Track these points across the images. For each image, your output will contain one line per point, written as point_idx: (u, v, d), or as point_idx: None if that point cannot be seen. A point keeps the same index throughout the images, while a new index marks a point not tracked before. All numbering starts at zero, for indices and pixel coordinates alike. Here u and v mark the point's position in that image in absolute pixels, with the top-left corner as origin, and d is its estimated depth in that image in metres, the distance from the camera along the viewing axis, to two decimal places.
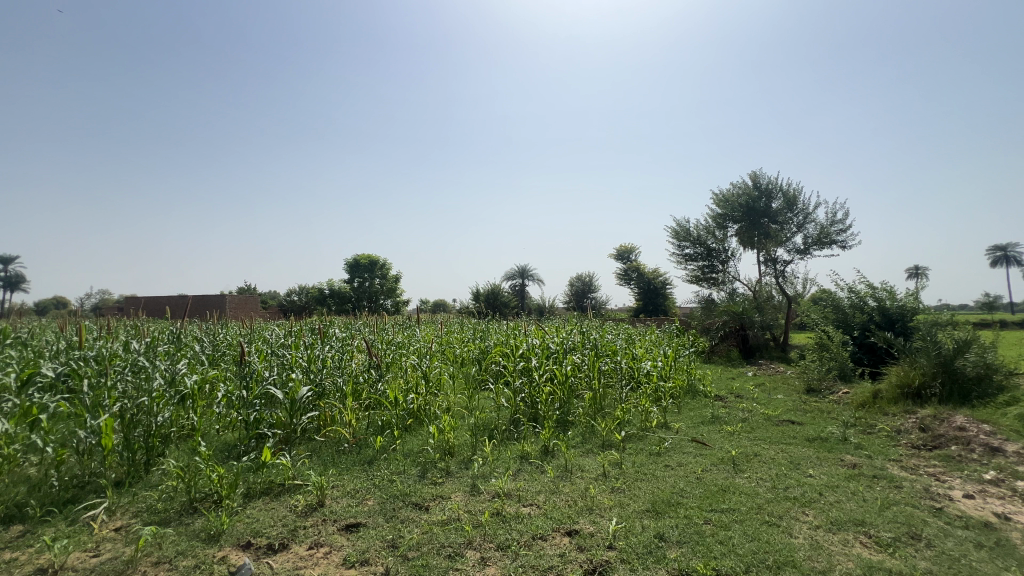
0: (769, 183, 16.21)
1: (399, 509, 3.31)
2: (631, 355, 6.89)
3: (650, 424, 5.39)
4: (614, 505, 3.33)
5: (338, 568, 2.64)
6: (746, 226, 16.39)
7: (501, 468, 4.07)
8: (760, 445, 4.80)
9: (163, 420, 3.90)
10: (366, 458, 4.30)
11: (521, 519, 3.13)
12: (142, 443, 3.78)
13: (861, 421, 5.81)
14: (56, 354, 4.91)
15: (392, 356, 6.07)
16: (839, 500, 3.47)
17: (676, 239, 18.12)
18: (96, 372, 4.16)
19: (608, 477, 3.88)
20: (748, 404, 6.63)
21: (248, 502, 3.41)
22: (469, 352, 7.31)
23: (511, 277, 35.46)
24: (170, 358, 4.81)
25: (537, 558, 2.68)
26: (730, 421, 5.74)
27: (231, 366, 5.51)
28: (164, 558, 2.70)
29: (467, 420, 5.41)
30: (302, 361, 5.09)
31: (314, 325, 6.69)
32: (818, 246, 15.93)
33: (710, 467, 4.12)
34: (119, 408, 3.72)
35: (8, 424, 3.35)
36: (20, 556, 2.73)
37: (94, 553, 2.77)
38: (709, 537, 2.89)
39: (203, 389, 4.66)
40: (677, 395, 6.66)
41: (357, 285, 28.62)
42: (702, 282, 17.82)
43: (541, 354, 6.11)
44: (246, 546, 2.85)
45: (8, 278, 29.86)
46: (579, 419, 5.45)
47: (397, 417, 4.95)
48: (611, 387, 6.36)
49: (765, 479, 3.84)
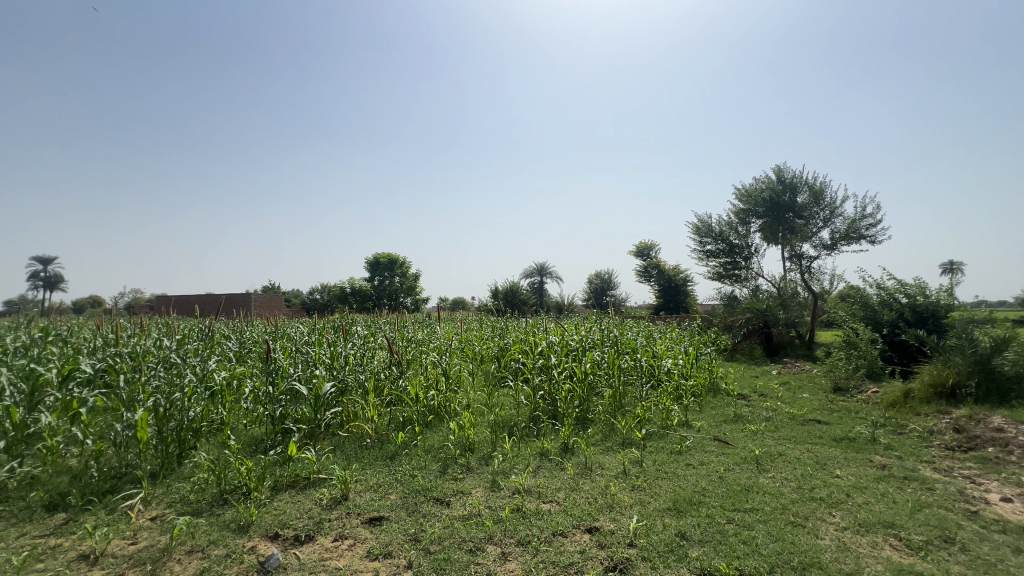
0: (794, 177, 15.76)
1: (420, 504, 3.36)
2: (651, 353, 6.82)
3: (671, 422, 5.32)
4: (634, 503, 3.32)
5: (362, 560, 2.71)
6: (770, 222, 16.03)
7: (520, 465, 4.09)
8: (784, 444, 4.70)
9: (195, 415, 4.04)
10: (388, 453, 4.38)
11: (541, 515, 3.15)
12: (174, 437, 3.92)
13: (891, 421, 5.64)
14: (94, 351, 5.13)
15: (413, 354, 6.17)
16: (867, 502, 3.38)
17: (697, 235, 17.86)
18: (131, 368, 4.34)
19: (628, 475, 3.85)
20: (771, 403, 6.48)
21: (275, 494, 3.52)
22: (489, 350, 7.36)
23: (529, 274, 35.59)
24: (200, 355, 4.98)
25: (558, 554, 2.69)
26: (753, 420, 5.63)
27: (257, 362, 5.66)
28: (197, 547, 2.80)
29: (487, 417, 5.44)
30: (325, 358, 5.20)
31: (336, 323, 6.82)
32: (846, 241, 15.48)
33: (733, 467, 4.06)
34: (153, 403, 3.88)
35: (52, 418, 3.53)
36: (64, 542, 2.88)
37: (132, 541, 2.90)
38: (732, 536, 2.85)
39: (232, 385, 4.81)
40: (698, 394, 6.56)
41: (378, 283, 29.27)
42: (724, 278, 17.54)
43: (560, 352, 6.10)
44: (274, 537, 2.94)
45: (48, 279, 31.33)
46: (598, 417, 5.43)
47: (418, 413, 5.03)
48: (631, 385, 6.32)
49: (790, 479, 3.77)
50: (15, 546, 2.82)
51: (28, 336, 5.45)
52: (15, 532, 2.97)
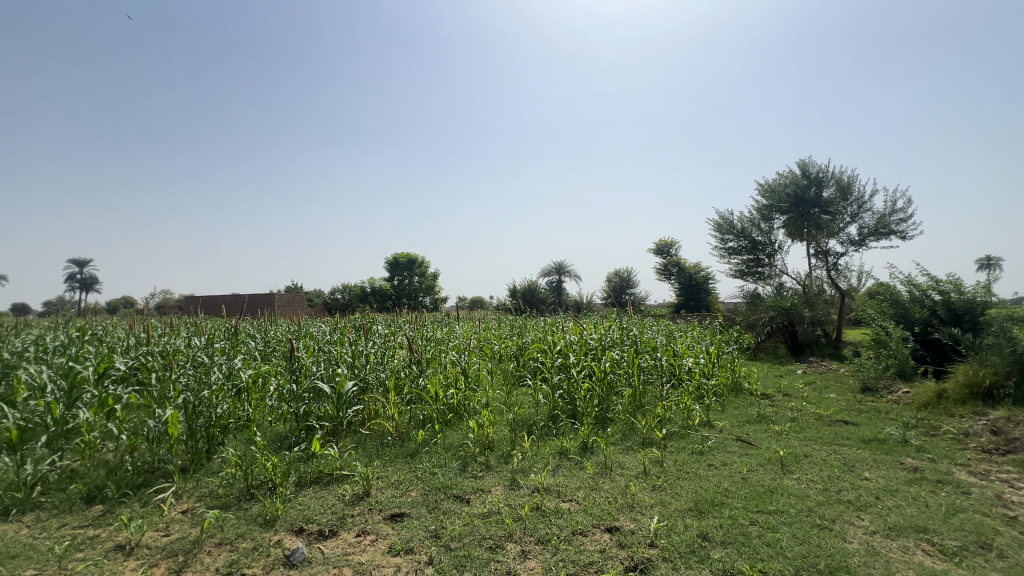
0: (820, 171, 15.35)
1: (441, 501, 3.39)
2: (672, 352, 6.75)
3: (692, 422, 5.25)
4: (655, 503, 3.29)
5: (383, 555, 2.75)
6: (795, 217, 15.65)
7: (540, 464, 4.09)
8: (810, 445, 4.59)
9: (222, 411, 4.17)
10: (409, 451, 4.43)
11: (561, 513, 3.15)
12: (203, 433, 4.05)
13: (923, 422, 5.45)
14: (127, 349, 5.33)
15: (432, 353, 6.23)
16: (898, 506, 3.28)
17: (718, 232, 17.56)
18: (162, 367, 4.50)
19: (648, 475, 3.82)
20: (797, 403, 6.34)
21: (300, 489, 3.60)
22: (507, 349, 7.39)
23: (547, 272, 35.50)
24: (227, 353, 5.13)
25: (577, 553, 2.69)
26: (778, 421, 5.52)
27: (282, 361, 5.79)
28: (226, 540, 2.89)
29: (506, 416, 5.46)
30: (346, 356, 5.29)
31: (357, 322, 6.93)
32: (875, 236, 14.99)
33: (756, 468, 3.98)
34: (183, 400, 4.02)
35: (89, 414, 3.69)
36: (101, 533, 3.00)
37: (165, 533, 3.01)
38: (756, 538, 2.81)
39: (257, 383, 4.94)
40: (721, 393, 6.46)
41: (398, 283, 29.61)
42: (747, 276, 17.20)
43: (579, 350, 6.07)
44: (299, 532, 3.01)
45: (83, 280, 32.65)
46: (618, 416, 5.39)
47: (438, 411, 5.08)
48: (650, 384, 6.25)
49: (816, 481, 3.68)
50: (56, 535, 2.95)
51: (67, 335, 5.70)
52: (57, 522, 3.12)
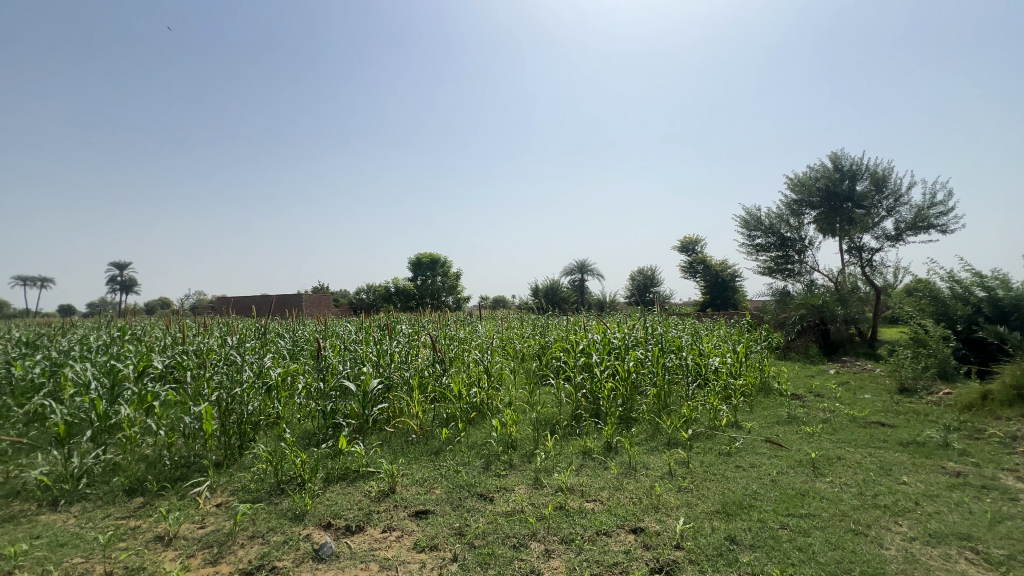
0: (853, 164, 14.82)
1: (465, 499, 3.42)
2: (698, 352, 6.63)
3: (719, 422, 5.15)
4: (681, 505, 3.24)
5: (409, 551, 2.79)
6: (827, 212, 15.15)
7: (563, 463, 4.07)
8: (843, 448, 4.44)
9: (253, 409, 4.30)
10: (433, 449, 4.48)
11: (584, 513, 3.13)
12: (235, 429, 4.18)
13: (967, 425, 5.20)
14: (164, 348, 5.54)
15: (455, 352, 6.28)
16: (939, 512, 3.14)
17: (745, 228, 17.15)
18: (196, 365, 4.68)
19: (674, 476, 3.76)
20: (829, 404, 6.15)
21: (328, 485, 3.68)
22: (530, 348, 7.40)
23: (570, 271, 35.31)
24: (257, 352, 5.28)
25: (602, 553, 2.67)
26: (809, 422, 5.35)
27: (309, 359, 5.93)
28: (258, 533, 2.98)
29: (529, 415, 5.45)
30: (371, 356, 5.39)
31: (382, 322, 7.05)
32: (913, 230, 14.39)
33: (787, 470, 3.87)
34: (217, 397, 4.17)
35: (130, 410, 3.87)
36: (142, 524, 3.14)
37: (200, 525, 3.12)
38: (785, 542, 2.73)
39: (286, 380, 5.08)
40: (749, 394, 6.31)
41: (421, 283, 29.98)
42: (776, 273, 16.74)
43: (602, 350, 6.03)
44: (327, 526, 3.08)
45: (123, 282, 34.23)
46: (642, 415, 5.32)
47: (461, 410, 5.12)
48: (676, 384, 6.15)
49: (851, 485, 3.56)
50: (101, 526, 3.10)
51: (109, 335, 5.98)
52: (101, 513, 3.27)
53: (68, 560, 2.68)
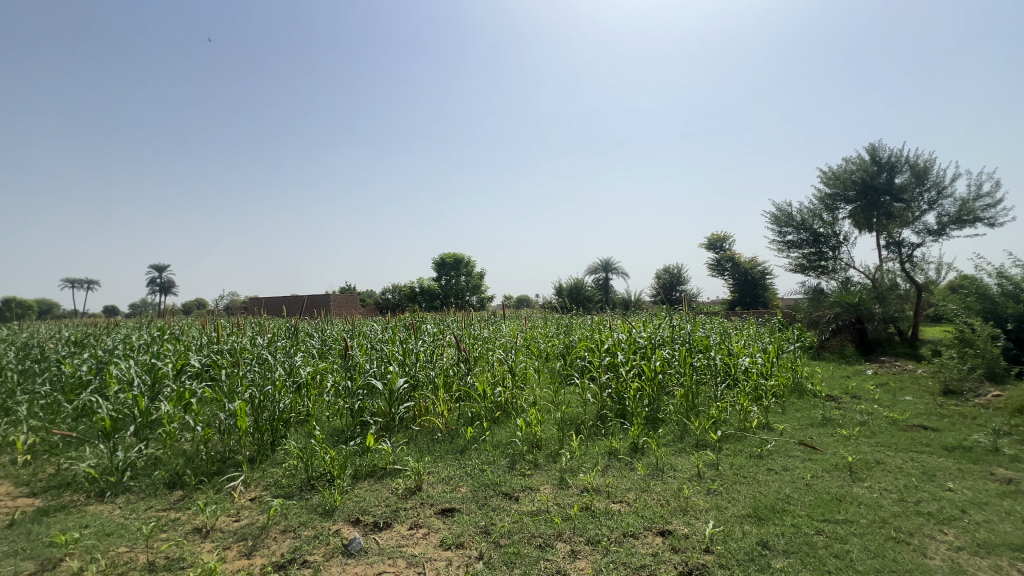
0: (892, 155, 14.20)
1: (490, 498, 3.43)
2: (726, 351, 6.47)
3: (749, 424, 5.02)
4: (710, 508, 3.17)
5: (435, 548, 2.82)
6: (863, 206, 14.57)
7: (589, 464, 4.04)
8: (883, 452, 4.26)
9: (285, 406, 4.42)
10: (459, 447, 4.51)
11: (611, 515, 3.09)
12: (268, 426, 4.30)
13: (1018, 429, 4.92)
14: (200, 347, 5.75)
15: (479, 351, 6.32)
16: (989, 521, 2.97)
17: (776, 224, 16.66)
18: (230, 364, 4.84)
19: (703, 478, 3.68)
20: (867, 406, 5.91)
21: (356, 482, 3.75)
22: (554, 347, 7.37)
23: (594, 271, 35.03)
24: (288, 351, 5.43)
25: (629, 555, 2.63)
26: (845, 424, 5.16)
27: (338, 358, 6.06)
28: (290, 527, 3.06)
29: (554, 414, 5.43)
30: (397, 355, 5.47)
31: (408, 321, 7.14)
32: (957, 224, 13.69)
33: (822, 474, 3.74)
34: (250, 395, 4.31)
35: (169, 406, 4.04)
36: (181, 516, 3.26)
37: (235, 518, 3.23)
38: (821, 548, 2.64)
39: (316, 379, 5.20)
40: (781, 395, 6.13)
41: (446, 283, 30.29)
42: (808, 270, 16.20)
43: (628, 349, 5.95)
44: (356, 522, 3.14)
45: (161, 283, 35.69)
46: (669, 416, 5.22)
47: (486, 409, 5.14)
48: (704, 385, 6.03)
49: (891, 491, 3.41)
50: (144, 517, 3.24)
51: (150, 334, 6.24)
52: (144, 505, 3.42)
53: (114, 549, 2.82)
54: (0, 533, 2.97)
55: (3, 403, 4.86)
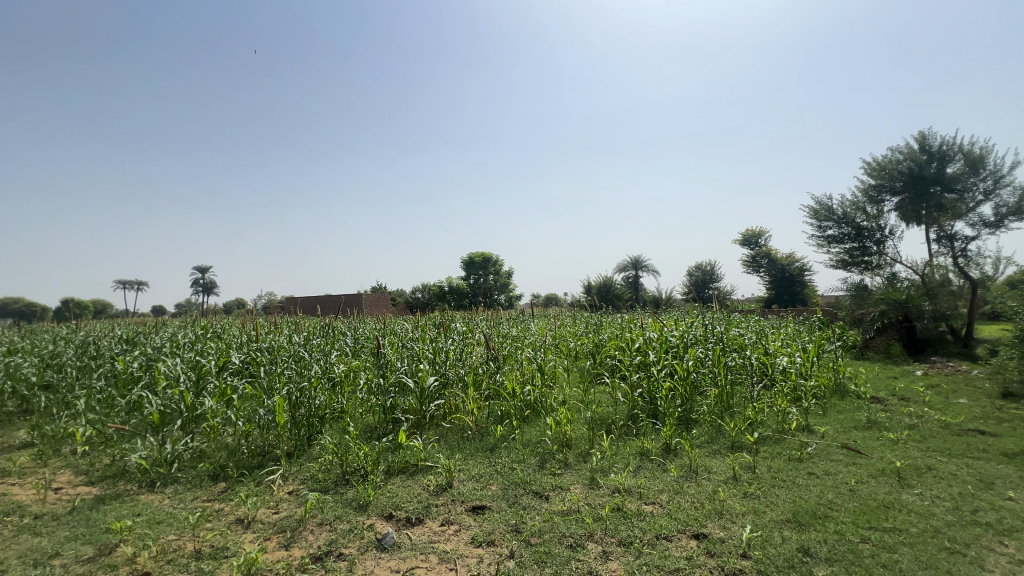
0: (943, 143, 13.43)
1: (520, 496, 3.43)
2: (763, 351, 6.27)
3: (788, 426, 4.84)
4: (747, 512, 3.07)
5: (466, 545, 2.84)
6: (911, 198, 13.82)
7: (620, 464, 4.00)
8: (934, 457, 4.03)
9: (320, 402, 4.55)
10: (488, 445, 4.54)
11: (643, 516, 3.04)
12: (304, 422, 4.43)
13: None
14: (240, 344, 5.99)
15: (508, 350, 6.34)
16: None
17: (815, 218, 16.00)
18: (269, 362, 5.03)
19: (739, 481, 3.57)
20: (916, 409, 5.60)
21: (389, 478, 3.82)
22: (584, 346, 7.30)
23: (623, 268, 34.61)
24: (323, 349, 5.58)
25: (662, 558, 2.59)
26: (893, 428, 4.91)
27: (370, 356, 6.18)
28: (326, 520, 3.15)
29: (584, 414, 5.39)
30: (428, 354, 5.54)
31: (438, 320, 7.23)
32: (1016, 215, 12.83)
33: (867, 479, 3.57)
34: (287, 392, 4.46)
35: (213, 402, 4.23)
36: (224, 507, 3.40)
37: (275, 510, 3.35)
38: (867, 557, 2.52)
39: (349, 376, 5.33)
40: (822, 396, 5.88)
41: (474, 282, 30.56)
42: (851, 266, 15.48)
43: (659, 349, 5.84)
44: (389, 517, 3.20)
45: (203, 284, 37.39)
46: (703, 417, 5.08)
47: (515, 408, 5.14)
48: (739, 385, 5.86)
49: (944, 499, 3.22)
50: (190, 507, 3.40)
51: (194, 333, 6.53)
52: (190, 495, 3.58)
53: (164, 537, 2.96)
54: (62, 518, 3.17)
55: (63, 397, 5.18)
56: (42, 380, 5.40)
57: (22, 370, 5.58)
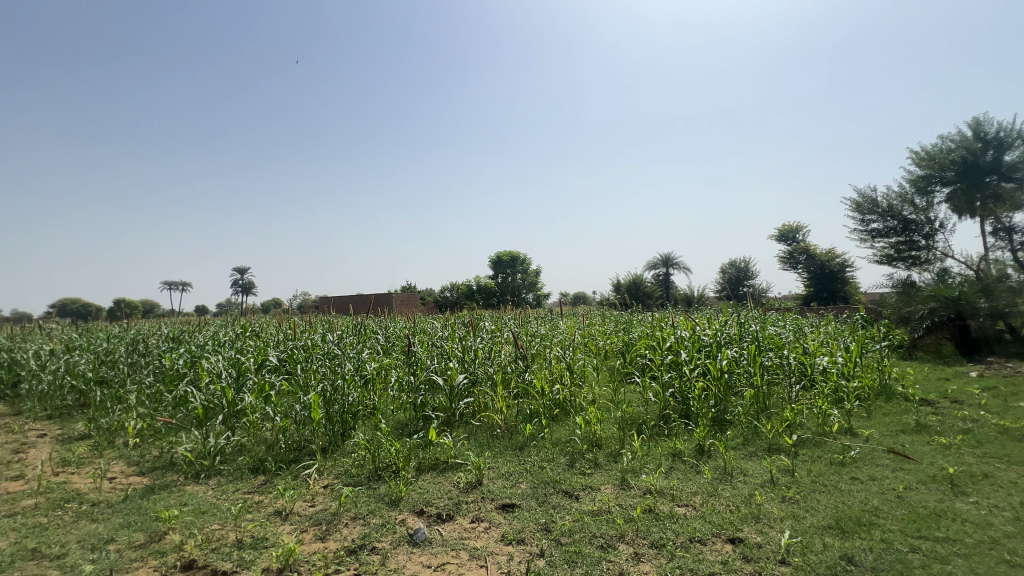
0: (999, 130, 12.62)
1: (550, 495, 3.42)
2: (801, 350, 6.05)
3: (829, 429, 4.65)
4: (786, 517, 2.97)
5: (496, 542, 2.85)
6: (963, 188, 13.04)
7: (651, 465, 3.93)
8: (992, 464, 3.79)
9: (353, 399, 4.66)
10: (517, 443, 4.54)
11: (676, 518, 2.98)
12: (338, 417, 4.56)
13: None
14: (277, 342, 6.21)
15: (537, 348, 6.33)
16: None
17: (858, 211, 15.32)
18: (304, 359, 5.21)
19: (777, 485, 3.46)
20: (971, 412, 5.27)
21: (420, 474, 3.89)
22: (613, 345, 7.20)
23: (653, 267, 34.03)
24: (355, 348, 5.72)
25: (696, 562, 2.53)
26: (944, 432, 4.64)
27: (400, 354, 6.29)
28: (359, 514, 3.22)
29: (614, 413, 5.32)
30: (457, 352, 5.61)
31: (467, 318, 7.29)
32: None
33: (916, 486, 3.39)
34: (322, 389, 4.60)
35: (252, 397, 4.39)
36: (264, 499, 3.53)
37: (311, 503, 3.45)
38: (917, 568, 2.39)
39: (381, 374, 5.45)
40: (866, 398, 5.62)
41: (502, 282, 30.72)
42: (897, 261, 14.73)
43: (691, 348, 5.72)
44: (420, 513, 3.25)
45: (243, 284, 39.10)
46: (738, 418, 4.93)
47: (544, 407, 5.12)
48: (776, 385, 5.67)
49: (1003, 508, 3.02)
50: (233, 498, 3.55)
51: (234, 332, 6.82)
52: (232, 487, 3.74)
53: (209, 526, 3.10)
54: (116, 506, 3.36)
55: (115, 393, 5.48)
56: (97, 376, 5.74)
57: (79, 366, 5.95)
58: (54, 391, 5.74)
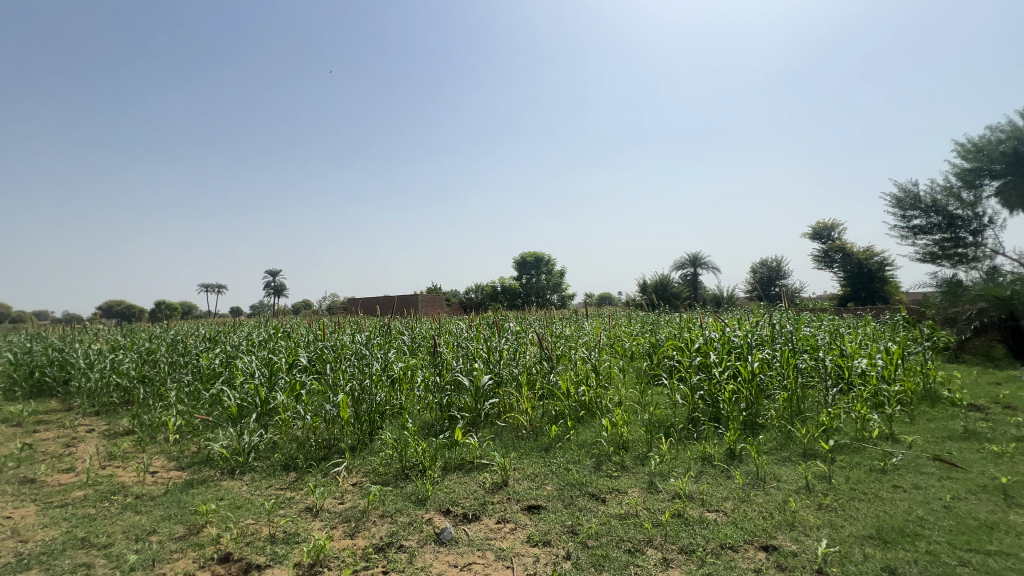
0: None
1: (576, 498, 3.39)
2: (837, 352, 5.83)
3: (869, 434, 4.46)
4: (823, 525, 2.85)
5: (522, 543, 2.85)
6: (1014, 181, 12.37)
7: (680, 468, 3.85)
8: None
9: (380, 398, 4.74)
10: (543, 444, 4.53)
11: (706, 524, 2.91)
12: (366, 417, 4.63)
13: None
14: (308, 342, 6.38)
15: (562, 349, 6.30)
16: None
17: (898, 207, 14.68)
18: (333, 359, 5.33)
19: (812, 491, 3.34)
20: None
21: (446, 473, 3.92)
22: (640, 346, 7.10)
23: (680, 266, 33.43)
24: (382, 348, 5.81)
25: (727, 569, 2.46)
26: (996, 439, 4.38)
27: (426, 355, 6.37)
28: (387, 513, 3.27)
29: (641, 415, 5.23)
30: (482, 353, 5.64)
31: (492, 319, 7.33)
32: None
33: (964, 496, 3.21)
34: (351, 388, 4.69)
35: (283, 396, 4.52)
36: (295, 495, 3.62)
37: (340, 501, 3.52)
38: None
39: (407, 374, 5.51)
40: (909, 402, 5.36)
41: (527, 282, 30.71)
42: (942, 258, 14.05)
43: (721, 349, 5.58)
44: (446, 512, 3.27)
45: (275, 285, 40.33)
46: (771, 422, 4.78)
47: (570, 408, 5.09)
48: (810, 388, 5.48)
49: None
50: (266, 494, 3.65)
51: (267, 332, 7.03)
52: (265, 483, 3.85)
53: (243, 520, 3.20)
54: (158, 499, 3.51)
55: (157, 391, 5.73)
56: (141, 374, 6.01)
57: (124, 364, 6.25)
58: (101, 389, 6.04)
